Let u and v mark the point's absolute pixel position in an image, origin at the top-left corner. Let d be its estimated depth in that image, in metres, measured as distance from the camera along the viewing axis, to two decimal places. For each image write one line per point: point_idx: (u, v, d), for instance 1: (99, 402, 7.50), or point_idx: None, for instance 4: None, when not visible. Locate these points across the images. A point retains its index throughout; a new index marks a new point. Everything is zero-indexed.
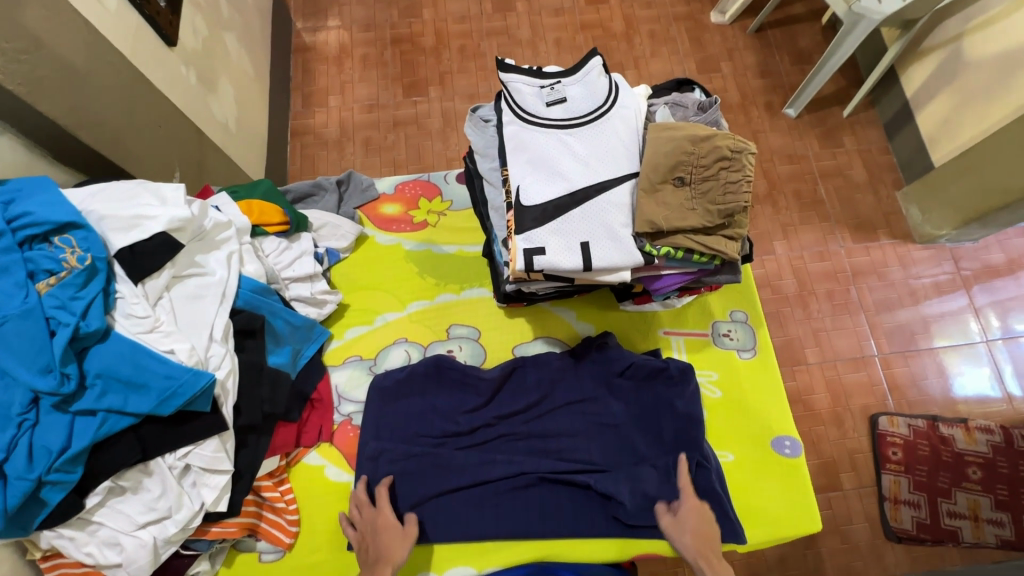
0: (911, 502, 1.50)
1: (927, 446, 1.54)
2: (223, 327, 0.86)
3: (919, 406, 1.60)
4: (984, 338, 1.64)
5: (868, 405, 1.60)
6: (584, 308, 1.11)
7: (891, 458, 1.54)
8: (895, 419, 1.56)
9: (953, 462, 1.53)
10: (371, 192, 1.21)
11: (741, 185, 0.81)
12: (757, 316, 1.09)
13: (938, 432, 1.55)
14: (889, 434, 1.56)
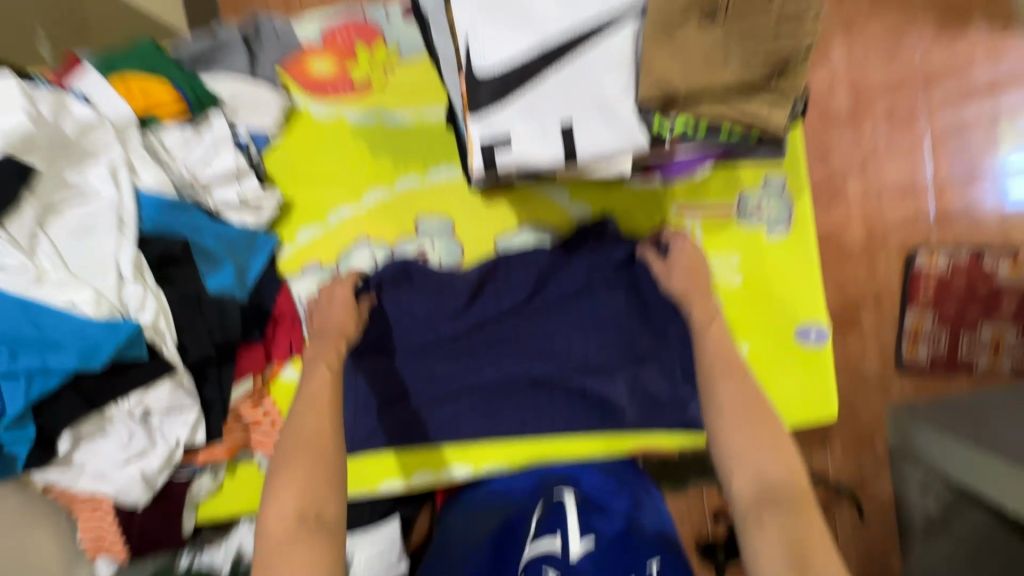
0: (932, 338, 1.38)
1: (964, 281, 1.37)
2: (132, 261, 0.72)
3: (967, 237, 1.41)
4: None
5: (907, 240, 1.41)
6: (578, 184, 0.90)
7: (920, 295, 1.38)
8: (935, 254, 1.37)
9: (988, 296, 1.36)
10: (292, 43, 0.91)
11: (803, 20, 0.54)
12: (798, 181, 0.87)
13: (981, 265, 1.36)
14: (924, 271, 1.38)
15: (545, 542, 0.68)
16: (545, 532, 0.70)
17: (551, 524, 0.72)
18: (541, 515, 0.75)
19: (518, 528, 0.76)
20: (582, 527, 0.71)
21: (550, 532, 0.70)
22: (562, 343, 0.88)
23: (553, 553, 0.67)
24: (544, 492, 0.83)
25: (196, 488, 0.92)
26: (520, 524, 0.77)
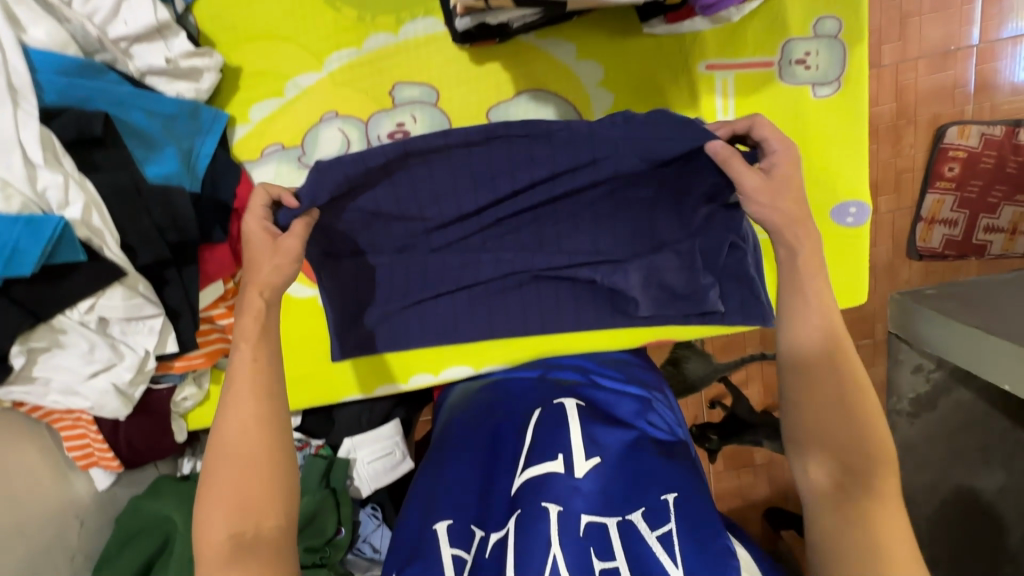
0: (948, 221, 1.30)
1: (993, 158, 1.26)
2: (40, 141, 0.57)
3: (1004, 108, 1.26)
4: None
5: (940, 114, 1.26)
6: (588, 36, 0.73)
7: (944, 175, 1.28)
8: (967, 129, 1.24)
9: (1016, 174, 1.27)
10: None
11: None
12: (857, 26, 0.71)
13: (1014, 140, 1.24)
14: (952, 148, 1.26)
15: (544, 467, 0.65)
16: (542, 455, 0.66)
17: (551, 445, 0.67)
18: (535, 434, 0.70)
19: (514, 446, 0.71)
20: (586, 449, 0.67)
21: (550, 456, 0.65)
22: (576, 232, 0.77)
23: (555, 480, 0.63)
24: (541, 397, 0.77)
25: (180, 398, 0.86)
26: (515, 441, 0.71)
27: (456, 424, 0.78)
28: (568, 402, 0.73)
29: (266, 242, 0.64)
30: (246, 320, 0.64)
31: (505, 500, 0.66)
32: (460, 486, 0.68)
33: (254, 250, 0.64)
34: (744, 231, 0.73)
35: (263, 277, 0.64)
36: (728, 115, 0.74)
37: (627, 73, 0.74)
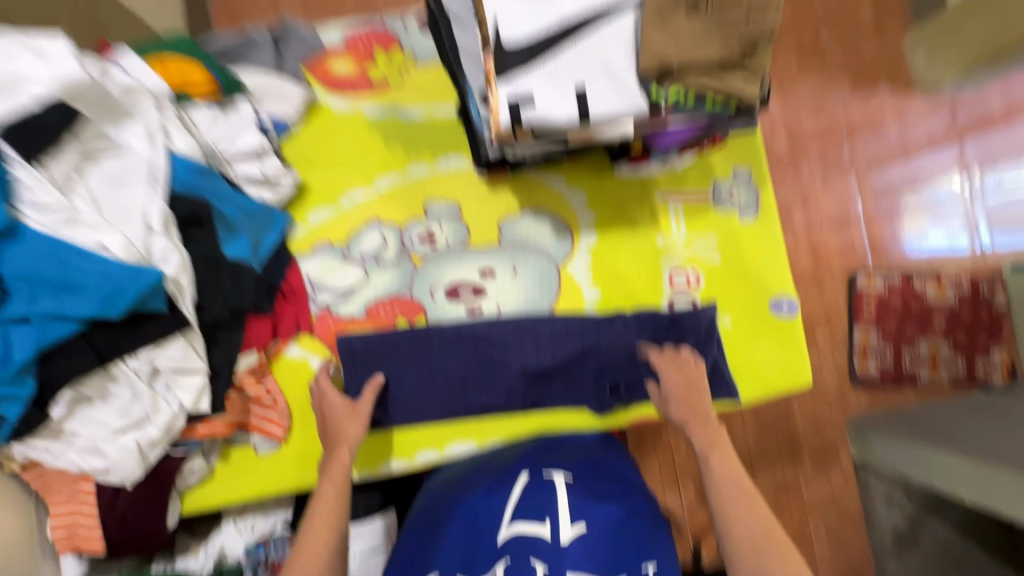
0: (877, 351, 1.54)
1: (899, 301, 1.55)
2: (160, 215, 0.73)
3: (898, 264, 1.59)
4: (965, 193, 1.60)
5: (848, 266, 1.59)
6: (574, 173, 1.00)
7: (864, 313, 1.56)
8: (872, 277, 1.56)
9: (920, 314, 1.55)
10: (315, 45, 1.02)
11: (769, 9, 0.67)
12: (762, 173, 1.01)
13: (911, 287, 1.55)
14: (865, 292, 1.56)
15: (530, 527, 0.68)
16: (530, 517, 0.69)
17: (541, 508, 0.70)
18: (521, 494, 0.73)
19: (494, 503, 0.73)
20: (573, 513, 0.69)
21: (539, 517, 0.68)
22: (564, 332, 0.93)
23: (541, 543, 0.66)
24: (523, 463, 0.81)
25: (187, 471, 0.87)
26: (496, 498, 0.74)
27: (427, 498, 0.85)
28: (558, 478, 0.75)
29: (347, 410, 0.84)
30: (333, 470, 0.79)
31: (490, 547, 0.69)
32: (446, 552, 0.70)
33: (337, 417, 0.84)
34: (713, 313, 0.94)
35: (348, 436, 0.82)
36: (680, 230, 0.99)
37: (605, 198, 1.00)
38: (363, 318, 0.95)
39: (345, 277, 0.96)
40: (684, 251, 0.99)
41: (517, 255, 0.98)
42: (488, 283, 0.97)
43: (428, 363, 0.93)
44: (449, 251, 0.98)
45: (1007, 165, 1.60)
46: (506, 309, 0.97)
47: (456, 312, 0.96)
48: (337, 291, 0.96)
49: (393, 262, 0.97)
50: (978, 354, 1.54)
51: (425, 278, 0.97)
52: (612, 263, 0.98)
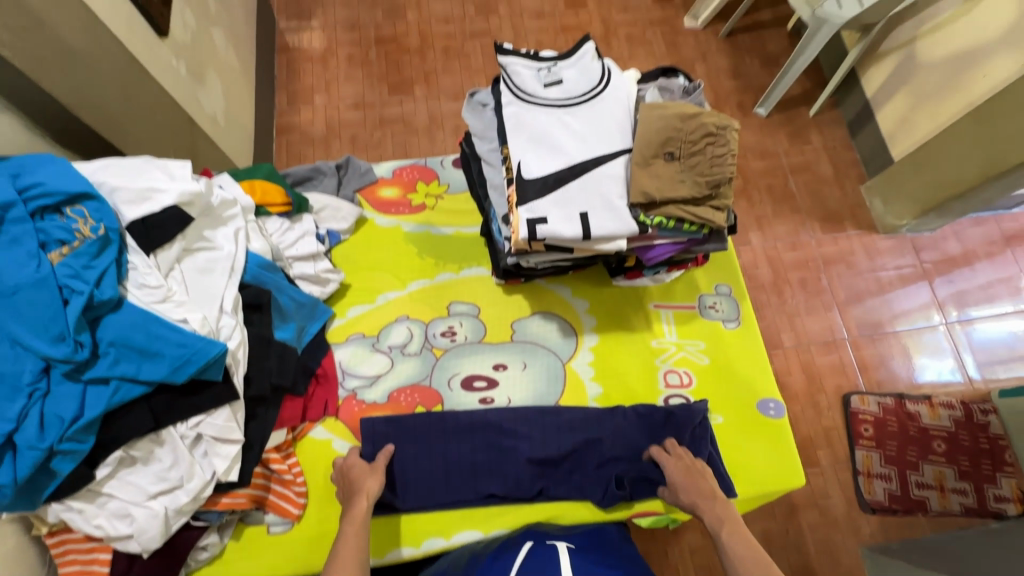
0: (883, 475, 1.55)
1: (896, 423, 1.60)
2: (232, 300, 0.88)
3: (890, 386, 1.67)
4: (944, 321, 1.72)
5: (841, 386, 1.67)
6: (578, 283, 1.16)
7: (863, 434, 1.60)
8: (865, 398, 1.63)
9: (919, 437, 1.59)
10: (370, 176, 1.26)
11: (726, 158, 0.87)
12: (741, 289, 1.17)
13: (905, 409, 1.61)
14: (860, 412, 1.62)
15: None
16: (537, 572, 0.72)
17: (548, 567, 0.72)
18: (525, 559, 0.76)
19: (500, 564, 0.76)
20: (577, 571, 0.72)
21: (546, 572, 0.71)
22: (570, 422, 1.02)
23: None
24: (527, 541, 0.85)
25: (200, 546, 0.91)
26: (501, 561, 0.77)
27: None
28: (560, 544, 0.80)
29: (366, 466, 0.92)
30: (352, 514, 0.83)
31: None
32: None
33: (358, 473, 0.91)
34: (706, 408, 1.01)
35: (368, 488, 0.88)
36: (672, 335, 1.12)
37: (605, 305, 1.14)
38: (385, 403, 1.05)
39: (373, 365, 1.08)
40: (676, 353, 1.10)
41: (527, 351, 1.10)
42: (500, 375, 1.08)
43: (442, 448, 0.99)
44: (467, 345, 1.10)
45: (980, 304, 1.74)
46: (515, 400, 1.06)
47: (470, 401, 1.06)
48: (365, 378, 1.07)
49: (417, 353, 1.09)
50: (985, 482, 1.55)
51: (444, 368, 1.08)
52: (613, 362, 1.10)
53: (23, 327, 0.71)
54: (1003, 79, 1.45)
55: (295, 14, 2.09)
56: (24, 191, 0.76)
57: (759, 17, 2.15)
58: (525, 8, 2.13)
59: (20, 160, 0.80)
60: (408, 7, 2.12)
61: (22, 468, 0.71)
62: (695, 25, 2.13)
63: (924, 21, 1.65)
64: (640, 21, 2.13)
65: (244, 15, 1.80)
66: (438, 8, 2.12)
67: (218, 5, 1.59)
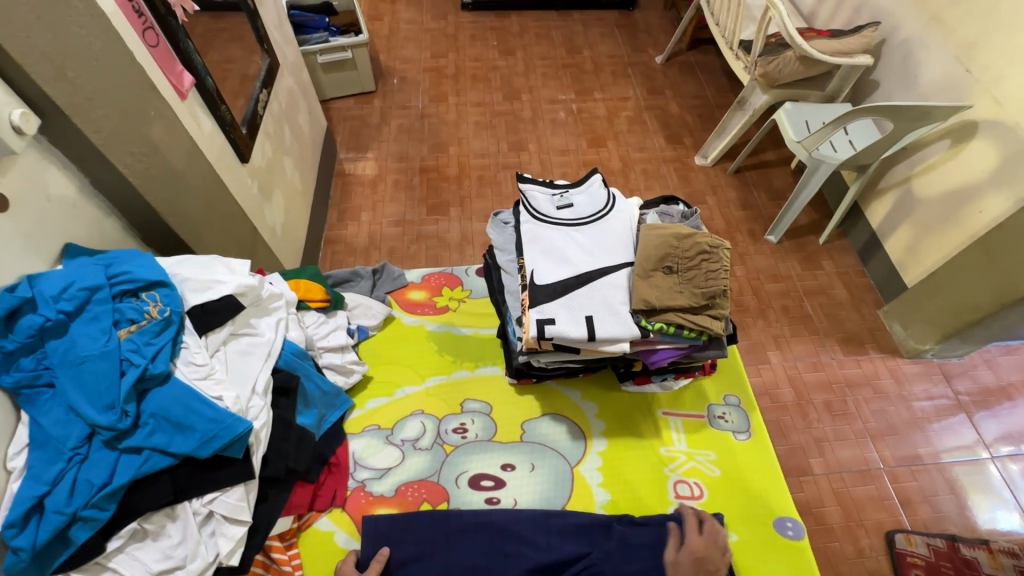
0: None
1: (952, 570, 1.43)
2: (264, 382, 0.96)
3: (937, 524, 1.53)
4: (990, 455, 1.63)
5: (883, 521, 1.53)
6: (587, 387, 1.20)
7: None
8: (912, 537, 1.48)
9: None
10: (401, 281, 1.41)
11: (720, 273, 0.96)
12: (749, 401, 1.19)
13: (960, 554, 1.46)
14: (908, 554, 1.47)
15: None
16: None
17: None
18: None
19: None
20: None
21: None
22: (576, 529, 0.99)
23: None
24: None
25: None
26: None
27: None
28: None
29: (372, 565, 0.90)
30: None
31: None
32: None
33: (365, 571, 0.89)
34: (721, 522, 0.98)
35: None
36: (682, 443, 1.13)
37: (615, 410, 1.17)
38: (391, 497, 1.06)
39: (384, 458, 1.11)
40: (685, 463, 1.10)
41: (536, 453, 1.11)
42: (507, 475, 1.09)
43: (444, 548, 0.97)
44: (478, 443, 1.12)
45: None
46: (522, 502, 1.05)
47: (476, 501, 1.06)
48: (375, 470, 1.09)
49: (427, 448, 1.12)
50: None
51: (453, 465, 1.10)
52: (621, 470, 1.10)
53: (82, 395, 0.80)
54: (996, 216, 1.54)
55: (355, 147, 2.46)
56: (113, 277, 0.91)
57: (763, 157, 2.40)
58: (552, 147, 2.44)
59: (116, 253, 0.97)
60: (450, 144, 2.46)
61: (43, 531, 0.76)
62: (704, 163, 2.38)
63: (915, 163, 1.80)
64: (653, 159, 2.40)
65: (312, 148, 2.14)
66: (476, 145, 2.45)
67: (293, 140, 1.92)
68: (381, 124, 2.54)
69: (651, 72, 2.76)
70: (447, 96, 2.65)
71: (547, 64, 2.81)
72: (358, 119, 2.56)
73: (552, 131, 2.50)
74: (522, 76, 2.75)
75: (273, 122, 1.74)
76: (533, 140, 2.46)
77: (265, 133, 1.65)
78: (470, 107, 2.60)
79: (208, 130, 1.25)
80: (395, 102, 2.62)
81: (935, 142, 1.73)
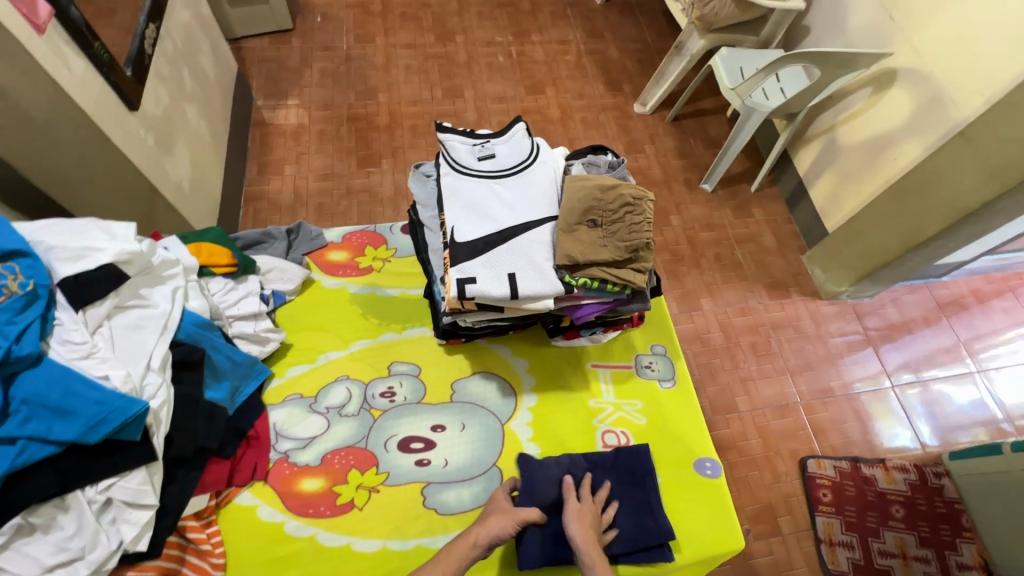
0: (845, 543, 1.52)
1: (853, 487, 1.59)
2: (161, 357, 0.88)
3: (846, 449, 1.67)
4: (892, 384, 1.78)
5: (797, 449, 1.66)
6: (518, 343, 1.19)
7: (822, 500, 1.58)
8: (821, 461, 1.63)
9: (878, 501, 1.58)
10: (319, 241, 1.32)
11: (643, 225, 0.94)
12: (675, 349, 1.22)
13: (861, 473, 1.61)
14: (817, 476, 1.61)
15: None
16: None
17: None
18: None
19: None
20: None
21: None
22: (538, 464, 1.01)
23: None
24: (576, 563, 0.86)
25: None
26: None
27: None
28: None
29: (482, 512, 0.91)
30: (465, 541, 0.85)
31: None
32: None
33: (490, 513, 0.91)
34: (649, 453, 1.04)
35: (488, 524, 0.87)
36: (610, 394, 1.15)
37: (545, 364, 1.17)
38: (318, 466, 1.03)
39: (308, 427, 1.07)
40: (613, 413, 1.13)
41: (466, 412, 1.11)
42: (438, 436, 1.08)
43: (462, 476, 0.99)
44: (406, 406, 1.11)
45: (926, 367, 1.82)
46: (453, 462, 1.05)
47: (407, 464, 1.05)
48: (298, 440, 1.06)
49: (354, 414, 1.10)
50: (947, 548, 1.53)
51: (381, 430, 1.08)
52: (551, 422, 1.11)
53: None
54: (907, 163, 1.61)
55: (273, 94, 2.24)
56: None
57: (699, 105, 2.38)
58: (488, 93, 2.32)
59: None
60: (380, 90, 2.29)
61: None
62: (643, 110, 2.34)
63: (839, 112, 1.85)
64: (593, 106, 2.34)
65: (221, 92, 1.92)
66: (407, 91, 2.29)
67: (195, 84, 1.71)
68: (302, 68, 2.31)
69: (590, 14, 2.64)
70: (375, 36, 2.43)
71: (483, 2, 2.62)
72: (275, 62, 2.32)
73: (489, 77, 2.37)
74: (455, 15, 2.55)
75: (167, 64, 1.53)
76: (469, 86, 2.33)
77: (156, 75, 1.44)
78: (400, 49, 2.41)
79: (80, 71, 1.07)
80: (317, 42, 2.38)
81: (858, 90, 1.76)
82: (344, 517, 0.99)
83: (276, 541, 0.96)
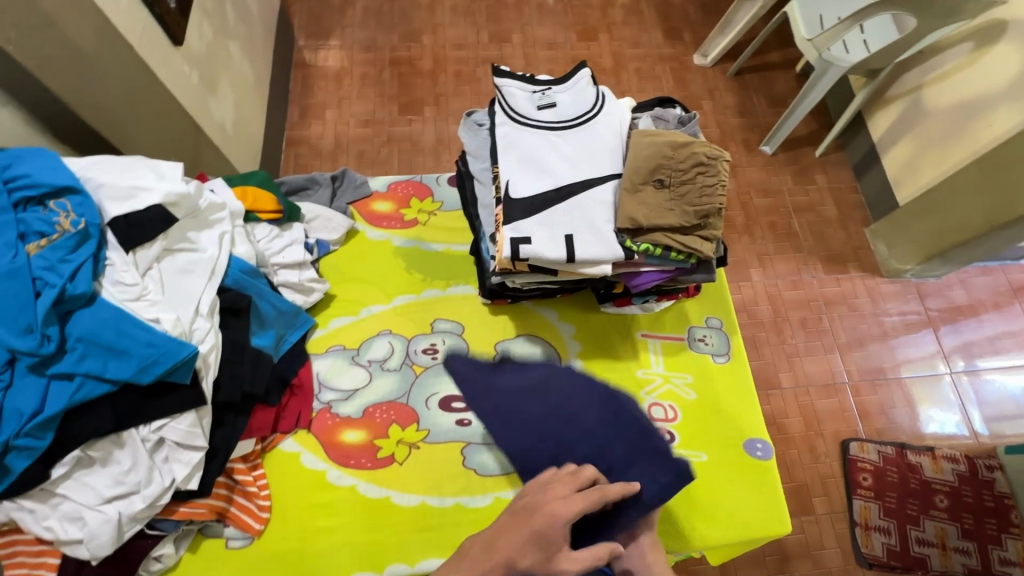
0: (881, 529, 1.47)
1: (896, 473, 1.53)
2: (209, 302, 0.87)
3: (894, 435, 1.59)
4: (949, 371, 1.66)
5: (840, 431, 1.59)
6: (566, 308, 1.15)
7: (861, 484, 1.52)
8: (865, 445, 1.55)
9: (921, 489, 1.51)
10: (364, 189, 1.29)
11: (716, 188, 0.86)
12: (731, 323, 1.15)
13: (907, 460, 1.54)
14: (859, 460, 1.54)
15: None
16: None
17: None
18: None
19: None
20: None
21: None
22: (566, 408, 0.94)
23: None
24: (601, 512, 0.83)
25: (154, 557, 0.87)
26: None
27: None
28: None
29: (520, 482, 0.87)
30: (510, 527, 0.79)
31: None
32: None
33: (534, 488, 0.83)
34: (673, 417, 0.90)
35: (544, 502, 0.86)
36: (659, 365, 1.10)
37: (592, 330, 1.13)
38: (359, 419, 1.03)
39: (349, 379, 1.07)
40: (661, 385, 1.09)
41: None
42: None
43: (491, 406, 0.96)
44: None
45: (987, 355, 1.68)
46: None
47: (447, 422, 1.04)
48: (340, 392, 1.05)
49: (396, 369, 1.08)
50: (990, 542, 1.46)
51: (423, 386, 1.07)
52: None
53: None
54: (1008, 129, 1.44)
55: (315, 33, 2.15)
56: (11, 181, 0.77)
57: (767, 58, 2.17)
58: (538, 38, 2.17)
59: (15, 151, 0.82)
60: (424, 32, 2.17)
61: None
62: (704, 63, 2.16)
63: (927, 70, 1.65)
64: (650, 56, 2.17)
65: (263, 29, 1.85)
66: (452, 34, 2.17)
67: (238, 19, 1.64)
68: (344, 6, 2.20)
69: None
70: None
71: None
72: None
73: (539, 20, 2.21)
74: None
75: None
76: (517, 30, 2.18)
77: (200, 8, 1.38)
78: None
79: (124, 2, 1.03)
80: None
81: (955, 46, 1.57)
82: (384, 470, 0.99)
83: (317, 490, 0.97)
